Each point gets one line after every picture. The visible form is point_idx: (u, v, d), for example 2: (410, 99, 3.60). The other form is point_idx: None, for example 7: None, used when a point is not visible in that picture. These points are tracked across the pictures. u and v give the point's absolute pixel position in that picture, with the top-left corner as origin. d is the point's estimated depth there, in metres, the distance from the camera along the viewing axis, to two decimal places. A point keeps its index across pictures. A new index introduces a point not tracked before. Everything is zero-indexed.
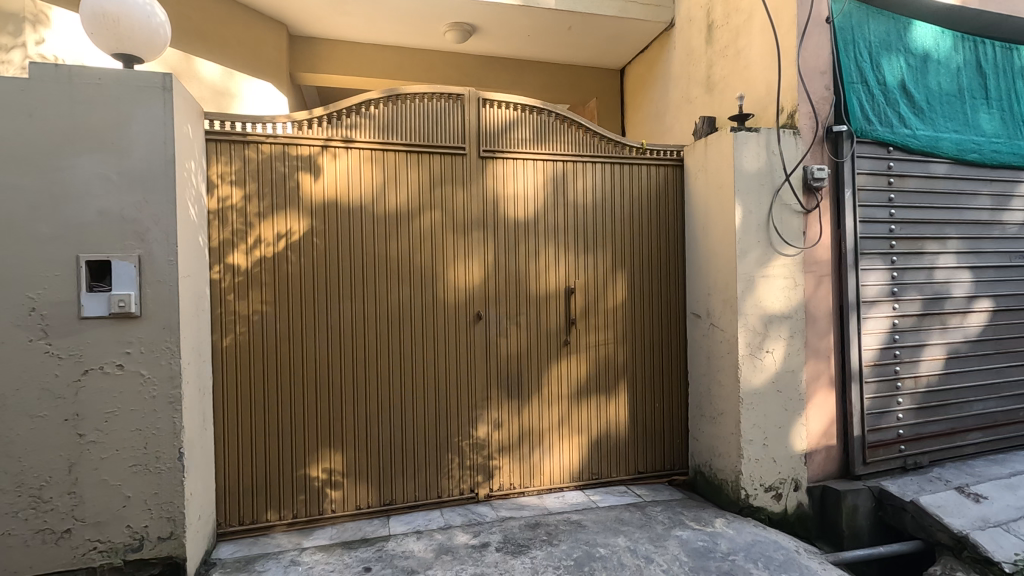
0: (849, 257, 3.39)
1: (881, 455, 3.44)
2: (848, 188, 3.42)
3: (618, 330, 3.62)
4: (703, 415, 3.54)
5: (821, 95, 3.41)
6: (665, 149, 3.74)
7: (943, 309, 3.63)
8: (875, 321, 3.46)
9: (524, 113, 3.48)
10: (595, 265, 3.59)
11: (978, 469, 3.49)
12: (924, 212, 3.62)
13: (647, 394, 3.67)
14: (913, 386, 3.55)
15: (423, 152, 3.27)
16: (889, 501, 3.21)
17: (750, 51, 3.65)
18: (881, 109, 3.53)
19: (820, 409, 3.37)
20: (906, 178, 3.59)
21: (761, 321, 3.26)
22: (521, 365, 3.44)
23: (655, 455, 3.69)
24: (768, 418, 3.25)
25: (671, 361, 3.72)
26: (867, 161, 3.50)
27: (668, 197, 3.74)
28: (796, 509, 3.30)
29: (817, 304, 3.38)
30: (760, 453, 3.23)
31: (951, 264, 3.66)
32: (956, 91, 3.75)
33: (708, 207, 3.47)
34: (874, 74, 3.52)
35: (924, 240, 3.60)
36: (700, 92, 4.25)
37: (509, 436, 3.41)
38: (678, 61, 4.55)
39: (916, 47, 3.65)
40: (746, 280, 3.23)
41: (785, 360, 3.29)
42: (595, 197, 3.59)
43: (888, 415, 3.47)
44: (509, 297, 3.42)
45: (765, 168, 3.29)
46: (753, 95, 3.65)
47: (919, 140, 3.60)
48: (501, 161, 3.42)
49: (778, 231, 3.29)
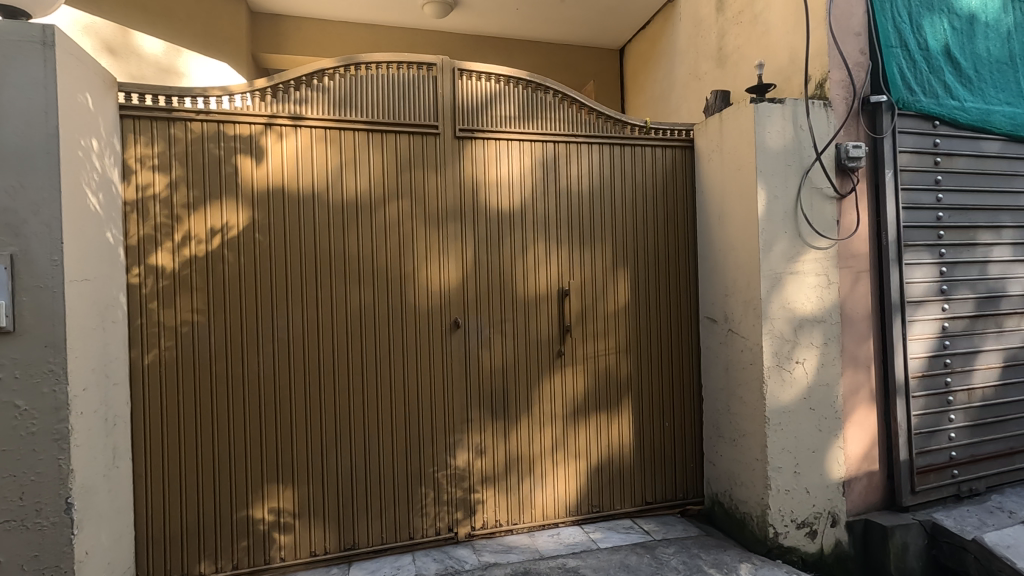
0: (892, 250, 2.88)
1: (932, 483, 2.92)
2: (888, 169, 2.91)
3: (621, 339, 3.11)
4: (722, 436, 3.02)
5: (855, 61, 2.91)
6: (672, 128, 3.24)
7: (999, 310, 3.12)
8: (922, 325, 2.95)
9: (508, 86, 2.99)
10: (593, 263, 3.08)
11: None
12: (976, 197, 3.11)
13: (656, 412, 3.16)
14: (966, 400, 3.04)
15: (388, 132, 2.78)
16: (945, 538, 2.70)
17: (770, 13, 3.15)
18: (925, 78, 3.01)
19: (860, 429, 2.86)
20: (955, 157, 3.09)
21: (790, 326, 2.75)
22: (508, 380, 2.93)
23: (665, 482, 3.18)
24: (800, 440, 2.74)
25: (683, 372, 3.21)
26: (911, 136, 2.99)
27: (676, 183, 3.23)
28: (834, 549, 2.78)
29: (855, 305, 2.88)
30: (790, 482, 2.72)
31: (1006, 257, 3.15)
32: (1008, 57, 3.24)
33: (725, 193, 2.96)
34: (916, 37, 3.00)
35: (977, 229, 3.09)
36: (711, 66, 3.74)
37: (493, 464, 2.91)
38: (684, 34, 4.05)
39: (962, 7, 3.13)
40: (771, 279, 2.73)
41: (819, 372, 2.78)
42: (591, 183, 3.09)
43: (938, 434, 2.96)
44: (492, 302, 2.92)
45: (792, 145, 2.79)
46: (774, 64, 3.15)
47: (969, 113, 3.08)
48: (481, 142, 2.92)
49: (808, 219, 2.78)
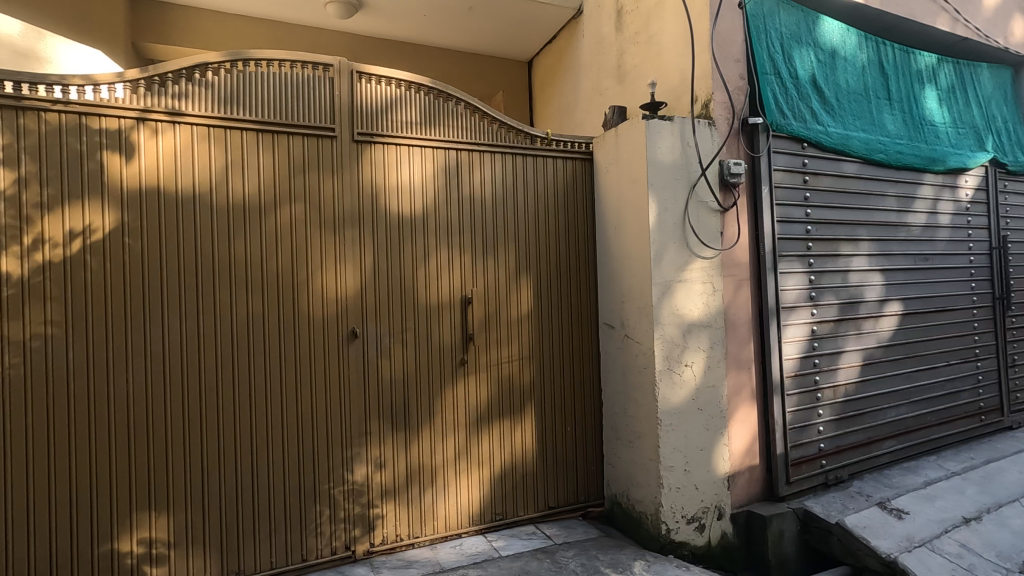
0: (767, 260, 3.14)
1: (804, 472, 3.20)
2: (764, 186, 3.17)
3: (523, 346, 3.15)
4: (620, 438, 3.13)
5: (736, 85, 3.14)
6: (573, 141, 3.34)
7: (859, 314, 3.49)
8: (795, 329, 3.23)
9: (409, 91, 2.94)
10: (496, 270, 3.10)
11: (897, 480, 3.35)
12: (838, 213, 3.46)
13: (558, 417, 3.22)
14: (832, 396, 3.35)
15: (280, 132, 2.65)
16: (815, 523, 2.95)
17: (662, 36, 3.34)
18: (795, 103, 3.31)
19: (743, 426, 3.07)
20: (820, 176, 3.41)
21: (679, 331, 2.90)
22: (409, 390, 2.87)
23: (567, 486, 3.24)
24: (689, 440, 2.89)
25: (584, 378, 3.30)
26: (783, 156, 3.27)
27: (576, 194, 3.33)
28: (721, 541, 2.96)
29: (737, 310, 3.09)
30: (681, 480, 2.86)
31: (864, 266, 3.53)
32: (863, 90, 3.65)
33: (620, 204, 3.09)
34: (787, 66, 3.31)
35: (839, 242, 3.44)
36: (611, 82, 3.90)
37: (394, 477, 2.82)
38: (587, 51, 4.20)
39: (825, 42, 3.50)
40: (662, 286, 2.87)
41: (705, 375, 2.95)
42: (493, 191, 3.11)
43: (809, 428, 3.25)
44: (392, 309, 2.85)
45: (680, 160, 2.96)
46: (666, 84, 3.34)
47: (831, 137, 3.41)
48: (381, 147, 2.85)
49: (695, 231, 2.97)
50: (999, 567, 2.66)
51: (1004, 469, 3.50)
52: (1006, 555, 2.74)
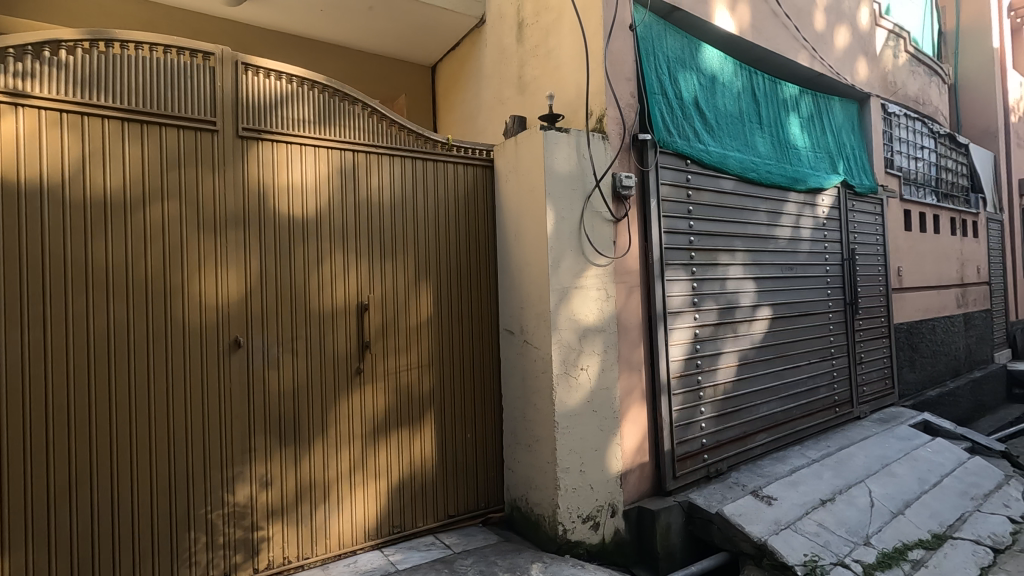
0: (655, 268, 3.35)
1: (688, 467, 3.43)
2: (652, 198, 3.38)
3: (423, 353, 3.09)
4: (519, 443, 3.17)
5: (627, 102, 3.31)
6: (473, 148, 3.35)
7: (735, 318, 3.81)
8: (679, 332, 3.46)
9: (302, 87, 2.80)
10: (394, 276, 3.02)
11: (767, 469, 3.68)
12: (718, 225, 3.77)
13: (458, 424, 3.20)
14: (713, 394, 3.63)
15: (151, 122, 2.41)
16: (697, 514, 3.15)
17: (560, 51, 3.46)
18: (679, 122, 3.57)
19: (634, 425, 3.23)
20: (702, 191, 3.70)
21: (575, 335, 2.99)
22: (299, 402, 2.71)
23: (466, 494, 3.22)
24: (584, 441, 2.98)
25: (484, 384, 3.31)
26: (669, 171, 3.50)
27: (477, 200, 3.34)
28: (614, 537, 3.07)
29: (628, 315, 3.26)
30: (577, 481, 2.94)
31: (739, 274, 3.87)
32: (738, 113, 4.01)
33: (520, 212, 3.14)
34: (672, 88, 3.56)
35: (718, 252, 3.75)
36: (511, 92, 3.96)
37: (281, 496, 2.65)
38: (489, 60, 4.25)
39: (705, 68, 3.82)
40: (559, 293, 2.95)
41: (599, 377, 3.07)
42: (392, 195, 3.04)
43: (692, 425, 3.48)
44: (280, 317, 2.68)
45: (576, 171, 3.06)
46: (563, 97, 3.45)
47: (711, 155, 3.71)
48: (269, 144, 2.69)
49: (590, 239, 3.08)
50: (848, 541, 3.03)
51: (853, 454, 3.98)
52: (853, 530, 3.13)
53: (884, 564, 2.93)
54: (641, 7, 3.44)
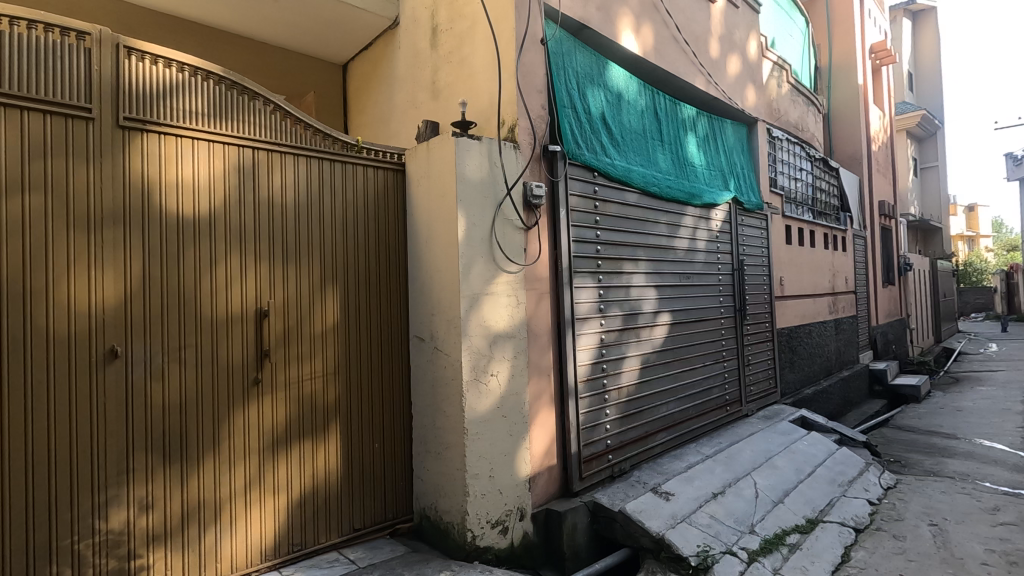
0: (563, 276, 3.46)
1: (594, 468, 3.55)
2: (561, 208, 3.49)
3: (328, 361, 2.98)
4: (428, 451, 3.13)
5: (538, 114, 3.40)
6: (384, 151, 3.28)
7: (638, 324, 4.01)
8: (586, 338, 3.59)
9: (195, 78, 2.61)
10: (298, 280, 2.89)
11: (666, 466, 3.90)
12: (622, 235, 3.95)
13: (366, 434, 3.11)
14: (617, 397, 3.80)
15: (9, 105, 2.14)
16: (602, 513, 3.27)
17: (473, 59, 3.48)
18: (587, 136, 3.72)
19: (543, 429, 3.30)
20: (608, 203, 3.86)
21: (485, 342, 3.01)
22: (187, 416, 2.51)
23: (373, 505, 3.12)
24: (494, 447, 3.00)
25: (392, 392, 3.24)
26: (578, 182, 3.63)
27: (387, 204, 3.27)
28: (522, 540, 3.10)
29: (538, 321, 3.33)
30: (486, 486, 2.95)
31: (642, 282, 4.08)
32: (641, 131, 4.25)
33: (431, 217, 3.12)
34: (580, 103, 3.70)
35: (622, 261, 3.94)
36: (425, 97, 3.93)
37: (165, 519, 2.43)
38: (402, 63, 4.19)
39: (612, 86, 4.01)
40: (470, 299, 2.96)
41: (509, 383, 3.11)
42: (296, 196, 2.90)
43: (598, 427, 3.62)
44: (166, 324, 2.47)
45: (487, 179, 3.09)
46: (475, 105, 3.47)
47: (617, 168, 3.89)
48: (155, 137, 2.48)
49: (501, 246, 3.12)
50: (735, 530, 3.28)
51: (741, 449, 4.31)
52: (740, 519, 3.38)
53: (767, 549, 3.19)
54: (552, 23, 3.55)
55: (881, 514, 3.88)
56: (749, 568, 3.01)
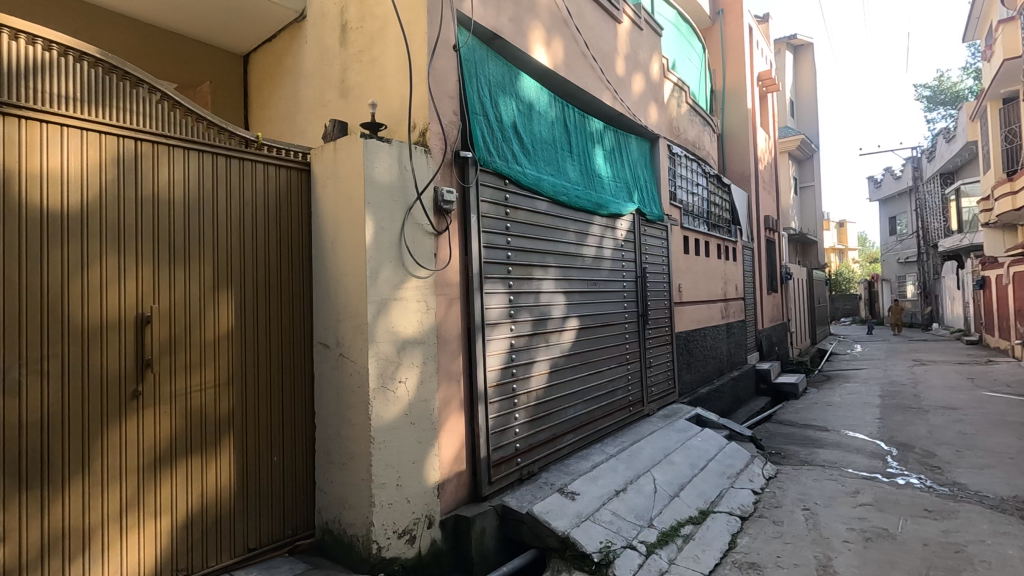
0: (474, 281, 3.48)
1: (503, 471, 3.60)
2: (472, 214, 3.51)
3: (220, 371, 2.78)
4: (332, 462, 3.01)
5: (449, 119, 3.40)
6: (287, 149, 3.14)
7: (547, 329, 4.12)
8: (496, 343, 3.63)
9: (66, 59, 2.35)
10: (187, 284, 2.68)
11: (572, 467, 4.03)
12: (532, 243, 4.05)
13: (263, 447, 2.94)
14: (526, 400, 3.87)
15: None
16: (510, 516, 3.31)
17: (383, 60, 3.42)
18: (498, 144, 3.78)
19: (452, 434, 3.29)
20: (519, 210, 3.94)
21: (393, 348, 2.95)
22: (50, 434, 2.23)
23: (270, 523, 2.95)
24: (401, 455, 2.94)
25: (293, 402, 3.09)
26: (489, 189, 3.68)
27: (290, 205, 3.13)
28: (430, 548, 3.06)
29: (448, 326, 3.32)
30: (393, 495, 2.88)
31: (551, 288, 4.19)
32: (551, 141, 4.38)
33: (337, 220, 3.02)
34: (492, 111, 3.75)
35: (532, 267, 4.03)
36: (333, 95, 3.80)
37: (20, 553, 2.13)
38: (309, 58, 4.04)
39: (522, 96, 4.11)
40: (378, 304, 2.89)
41: (418, 390, 3.07)
42: (187, 193, 2.69)
43: (507, 431, 3.67)
44: (25, 331, 2.19)
45: (397, 182, 3.04)
46: (385, 107, 3.41)
47: (527, 177, 3.98)
48: (14, 120, 2.19)
49: (411, 251, 3.08)
50: (635, 525, 3.45)
51: (642, 447, 4.54)
52: (640, 514, 3.56)
53: (663, 541, 3.39)
54: (464, 30, 3.57)
55: (763, 502, 4.24)
56: (647, 560, 3.18)
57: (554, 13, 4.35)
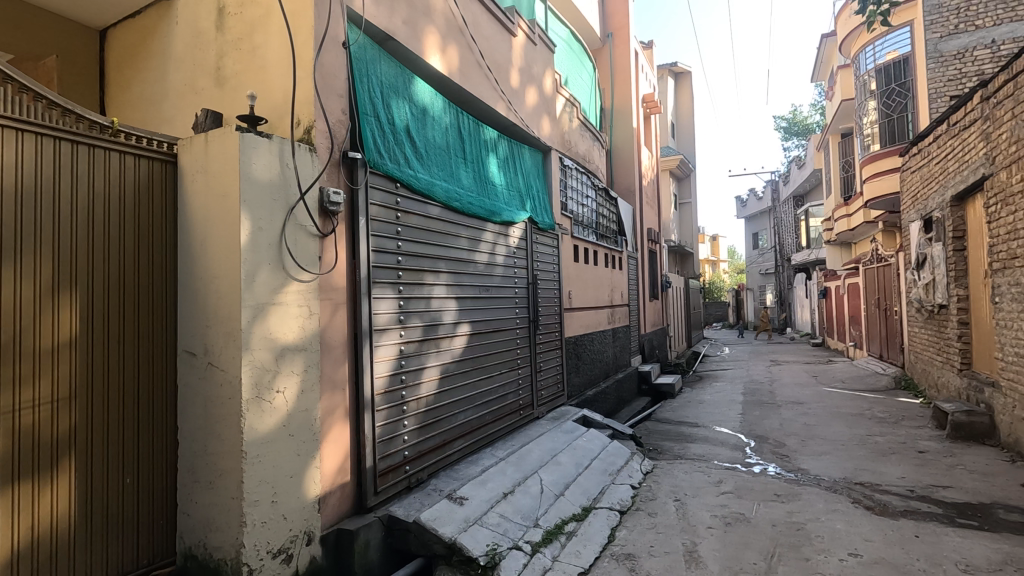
0: (361, 286, 3.38)
1: (390, 480, 3.52)
2: (360, 217, 3.41)
3: (59, 384, 2.44)
4: (197, 481, 2.77)
5: (337, 118, 3.28)
6: (149, 138, 2.85)
7: (437, 334, 4.10)
8: (385, 349, 3.55)
9: None
10: (18, 284, 2.32)
11: (462, 472, 4.04)
12: (424, 248, 4.02)
13: (113, 468, 2.62)
14: (416, 407, 3.82)
15: None
16: (396, 525, 3.24)
17: (265, 51, 3.23)
18: (389, 146, 3.71)
19: (335, 445, 3.16)
20: (411, 215, 3.90)
21: (271, 355, 2.78)
22: None
23: (122, 553, 2.64)
24: (277, 469, 2.77)
25: (151, 417, 2.80)
26: (379, 192, 3.60)
27: (152, 200, 2.85)
28: (309, 566, 2.91)
29: (332, 332, 3.19)
30: (267, 513, 2.71)
31: (442, 294, 4.19)
32: (444, 146, 4.39)
33: (208, 218, 2.79)
34: (383, 113, 3.69)
35: (424, 272, 4.00)
36: (207, 83, 3.52)
37: None
38: (179, 40, 3.71)
39: (416, 100, 4.08)
40: (253, 309, 2.71)
41: (298, 400, 2.91)
42: (20, 181, 2.33)
43: (395, 439, 3.60)
44: None
45: (278, 180, 2.88)
46: (266, 100, 3.22)
47: (420, 181, 3.95)
48: None
49: (292, 254, 2.92)
50: (522, 526, 3.53)
51: (531, 449, 4.66)
52: (526, 515, 3.66)
53: (547, 540, 3.50)
54: (355, 27, 3.47)
55: (640, 495, 4.53)
56: (531, 559, 3.27)
57: (449, 19, 4.36)
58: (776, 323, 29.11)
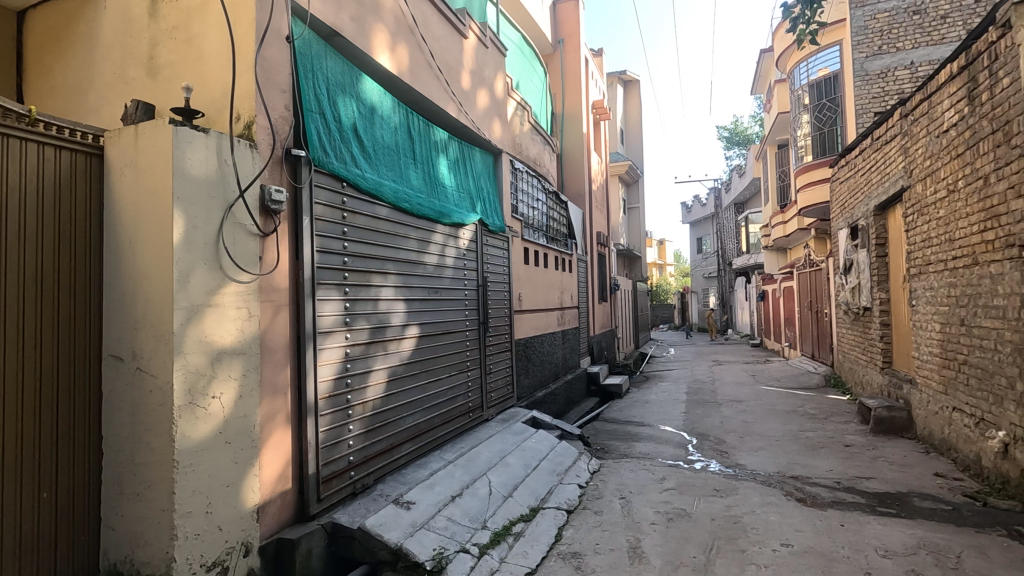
0: (305, 287, 3.28)
1: (334, 487, 3.43)
2: (304, 216, 3.32)
3: None
4: (124, 493, 2.62)
5: (280, 114, 3.18)
6: (74, 129, 2.67)
7: (385, 337, 4.04)
8: (329, 352, 3.47)
9: None
10: None
11: (409, 476, 3.99)
12: (371, 249, 3.95)
13: (29, 482, 2.43)
14: (361, 411, 3.75)
15: None
16: (340, 533, 3.17)
17: (203, 41, 3.09)
18: (335, 144, 3.63)
19: (276, 452, 3.05)
20: (358, 215, 3.82)
21: (206, 359, 2.66)
22: None
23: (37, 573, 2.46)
24: (212, 479, 2.65)
25: (73, 426, 2.62)
26: (325, 191, 3.51)
27: (76, 195, 2.67)
28: None
29: (273, 335, 3.09)
30: (201, 525, 2.59)
31: (390, 296, 4.13)
32: (393, 146, 4.33)
33: (138, 215, 2.64)
34: (329, 110, 3.61)
35: (371, 273, 3.93)
36: (138, 72, 3.34)
37: None
38: (109, 26, 3.50)
39: (363, 98, 4.01)
40: (187, 311, 2.58)
41: (235, 405, 2.80)
42: None
43: (340, 444, 3.52)
44: None
45: (215, 177, 2.76)
46: (204, 93, 3.08)
47: (367, 181, 3.88)
48: None
49: (230, 253, 2.81)
50: (469, 528, 3.52)
51: (480, 451, 4.66)
52: (474, 518, 3.66)
53: (495, 541, 3.51)
54: (300, 22, 3.38)
55: (587, 494, 4.61)
56: (479, 561, 3.27)
57: (398, 18, 4.31)
58: (704, 323, 30.87)
